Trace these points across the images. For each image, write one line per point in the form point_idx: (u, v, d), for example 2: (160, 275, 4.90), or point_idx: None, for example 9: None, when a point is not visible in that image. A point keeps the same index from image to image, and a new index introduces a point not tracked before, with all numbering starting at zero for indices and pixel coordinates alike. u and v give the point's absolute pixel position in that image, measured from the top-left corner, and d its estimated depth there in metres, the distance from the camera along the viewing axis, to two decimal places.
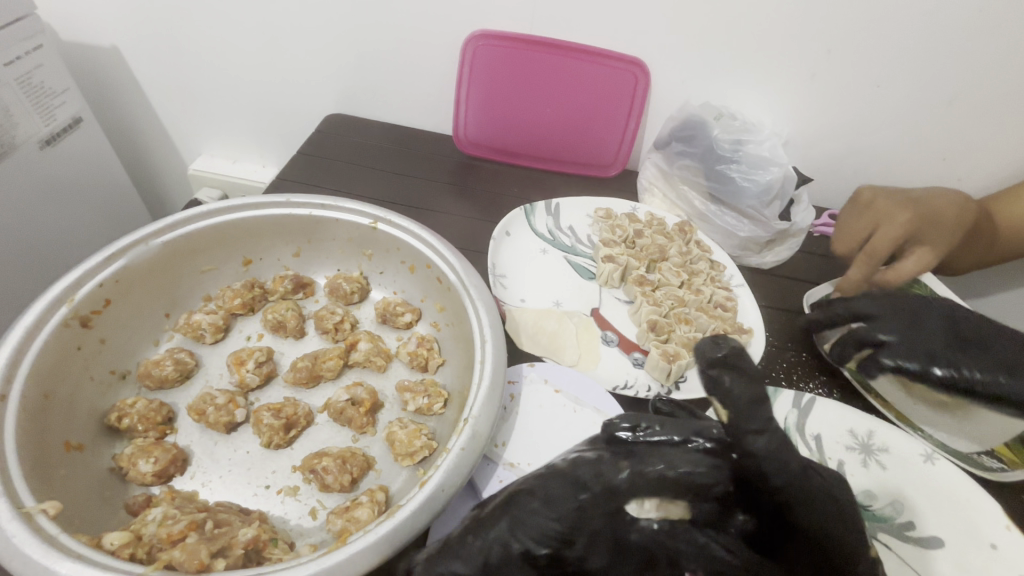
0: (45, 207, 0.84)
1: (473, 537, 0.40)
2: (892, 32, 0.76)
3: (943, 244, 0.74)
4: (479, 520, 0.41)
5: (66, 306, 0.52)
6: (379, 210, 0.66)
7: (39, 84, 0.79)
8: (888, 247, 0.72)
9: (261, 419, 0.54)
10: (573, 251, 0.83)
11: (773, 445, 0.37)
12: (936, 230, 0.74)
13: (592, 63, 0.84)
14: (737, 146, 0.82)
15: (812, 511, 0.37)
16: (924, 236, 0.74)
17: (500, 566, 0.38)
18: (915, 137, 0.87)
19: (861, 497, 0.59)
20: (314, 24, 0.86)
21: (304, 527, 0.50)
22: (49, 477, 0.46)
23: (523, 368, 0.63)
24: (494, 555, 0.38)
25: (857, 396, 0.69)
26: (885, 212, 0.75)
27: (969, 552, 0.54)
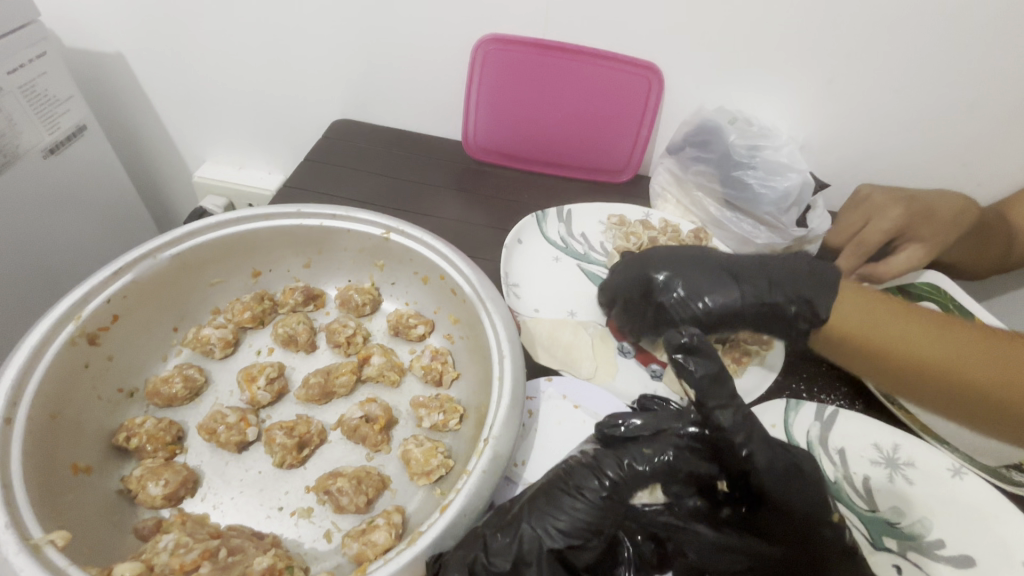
0: (49, 216, 0.82)
1: (503, 533, 0.43)
2: (913, 34, 0.74)
3: (937, 237, 0.74)
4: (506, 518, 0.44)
5: (73, 324, 0.51)
6: (392, 220, 0.65)
7: (43, 92, 0.77)
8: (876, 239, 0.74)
9: (273, 438, 0.53)
10: (586, 259, 0.82)
11: (737, 419, 0.45)
12: (930, 225, 0.74)
13: (605, 68, 0.82)
14: (754, 152, 0.81)
15: (785, 486, 0.44)
16: (916, 231, 0.75)
17: (530, 556, 0.42)
18: (936, 141, 0.85)
19: (889, 513, 0.57)
20: (322, 30, 0.85)
21: (319, 551, 0.49)
22: (57, 503, 0.44)
23: (540, 384, 0.61)
24: (525, 545, 0.42)
25: (881, 407, 0.67)
26: (876, 205, 0.77)
27: (1004, 573, 0.53)
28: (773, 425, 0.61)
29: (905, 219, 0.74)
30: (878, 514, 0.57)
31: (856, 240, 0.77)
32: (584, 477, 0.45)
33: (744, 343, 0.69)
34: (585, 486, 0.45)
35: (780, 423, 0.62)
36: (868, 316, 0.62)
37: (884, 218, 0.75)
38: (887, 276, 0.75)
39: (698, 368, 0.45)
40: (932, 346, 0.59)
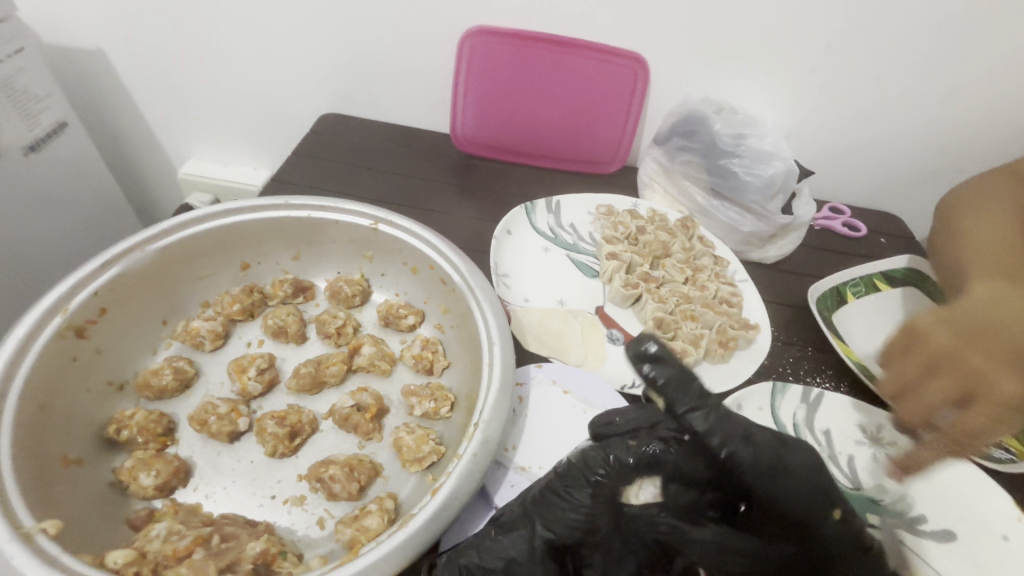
0: (31, 216, 0.82)
1: (501, 535, 0.44)
2: (890, 24, 0.75)
3: None
4: (511, 522, 0.44)
5: (61, 316, 0.51)
6: (381, 211, 0.65)
7: (22, 89, 0.76)
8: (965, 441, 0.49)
9: (265, 428, 0.53)
10: (575, 249, 0.82)
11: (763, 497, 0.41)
12: None
13: (591, 59, 0.83)
14: (739, 140, 0.82)
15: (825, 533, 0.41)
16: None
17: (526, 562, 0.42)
18: (916, 129, 0.86)
19: (873, 491, 0.58)
20: (306, 22, 0.85)
21: (312, 538, 0.49)
22: (49, 494, 0.44)
23: (530, 370, 0.62)
24: (522, 551, 0.43)
25: (865, 389, 0.68)
26: (965, 364, 0.48)
27: (981, 544, 0.54)
28: (760, 408, 0.61)
29: (1010, 394, 0.47)
30: (862, 492, 0.58)
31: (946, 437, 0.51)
32: (574, 483, 0.44)
33: (732, 329, 0.70)
34: (580, 493, 0.44)
35: (767, 406, 0.62)
36: (970, 336, 0.50)
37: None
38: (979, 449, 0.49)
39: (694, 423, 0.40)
40: (1012, 371, 0.48)
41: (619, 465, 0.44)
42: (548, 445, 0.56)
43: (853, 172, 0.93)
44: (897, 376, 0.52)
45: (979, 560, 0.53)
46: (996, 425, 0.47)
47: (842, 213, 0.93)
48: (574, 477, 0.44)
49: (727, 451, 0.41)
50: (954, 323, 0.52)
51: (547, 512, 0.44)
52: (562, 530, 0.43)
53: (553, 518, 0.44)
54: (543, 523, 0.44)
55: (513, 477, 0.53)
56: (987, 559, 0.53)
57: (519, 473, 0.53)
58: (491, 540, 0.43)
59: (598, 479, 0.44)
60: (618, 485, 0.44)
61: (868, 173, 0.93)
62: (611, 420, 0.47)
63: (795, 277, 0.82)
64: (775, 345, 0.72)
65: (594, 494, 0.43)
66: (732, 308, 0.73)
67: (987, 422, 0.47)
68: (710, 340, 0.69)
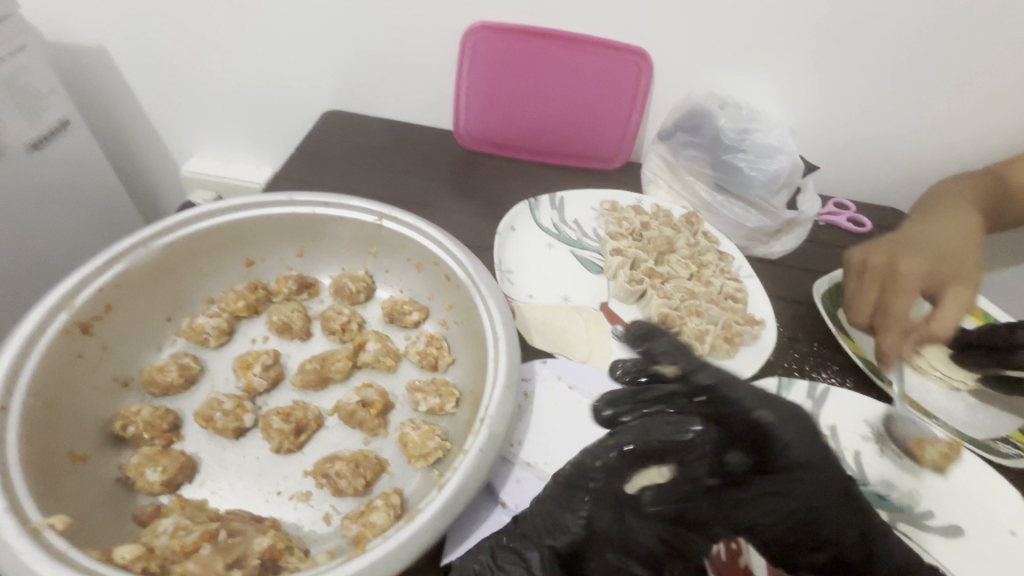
0: (34, 213, 0.82)
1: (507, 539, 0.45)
2: (896, 17, 0.75)
3: (969, 280, 0.69)
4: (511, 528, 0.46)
5: (66, 313, 0.51)
6: (385, 207, 0.65)
7: (24, 87, 0.76)
8: (937, 330, 0.65)
9: (270, 424, 0.53)
10: (579, 245, 0.82)
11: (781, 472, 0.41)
12: (950, 267, 0.70)
13: (595, 54, 0.82)
14: (744, 135, 0.81)
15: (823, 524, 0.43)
16: (941, 286, 0.68)
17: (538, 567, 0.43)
18: (922, 123, 0.86)
19: (879, 486, 0.58)
20: (308, 19, 0.84)
21: (318, 534, 0.49)
22: (56, 490, 0.44)
23: (535, 366, 0.62)
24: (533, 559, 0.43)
25: (872, 385, 0.67)
26: (889, 270, 0.70)
27: (989, 540, 0.54)
28: None
29: (924, 277, 0.68)
30: (869, 487, 0.58)
31: (919, 334, 0.66)
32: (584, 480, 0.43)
33: (737, 325, 0.70)
34: (588, 489, 0.43)
35: None
36: (891, 250, 0.73)
37: (960, 261, 0.71)
38: (946, 334, 0.64)
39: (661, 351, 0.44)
40: (921, 259, 0.70)
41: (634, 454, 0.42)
42: (554, 441, 0.56)
43: (858, 168, 0.93)
44: (866, 301, 0.69)
45: (986, 555, 0.53)
46: (959, 304, 0.65)
47: (847, 208, 0.92)
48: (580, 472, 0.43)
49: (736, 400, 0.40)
50: (877, 250, 0.73)
51: (561, 514, 0.44)
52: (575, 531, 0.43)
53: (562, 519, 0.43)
54: (550, 527, 0.44)
55: (519, 473, 0.53)
56: (996, 554, 0.53)
57: (525, 469, 0.53)
58: (509, 543, 0.44)
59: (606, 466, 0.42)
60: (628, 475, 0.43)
61: (873, 168, 0.92)
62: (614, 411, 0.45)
63: (801, 272, 0.82)
64: (780, 341, 0.71)
65: (603, 484, 0.43)
66: (737, 304, 0.73)
67: (952, 314, 0.65)
68: (716, 335, 0.69)
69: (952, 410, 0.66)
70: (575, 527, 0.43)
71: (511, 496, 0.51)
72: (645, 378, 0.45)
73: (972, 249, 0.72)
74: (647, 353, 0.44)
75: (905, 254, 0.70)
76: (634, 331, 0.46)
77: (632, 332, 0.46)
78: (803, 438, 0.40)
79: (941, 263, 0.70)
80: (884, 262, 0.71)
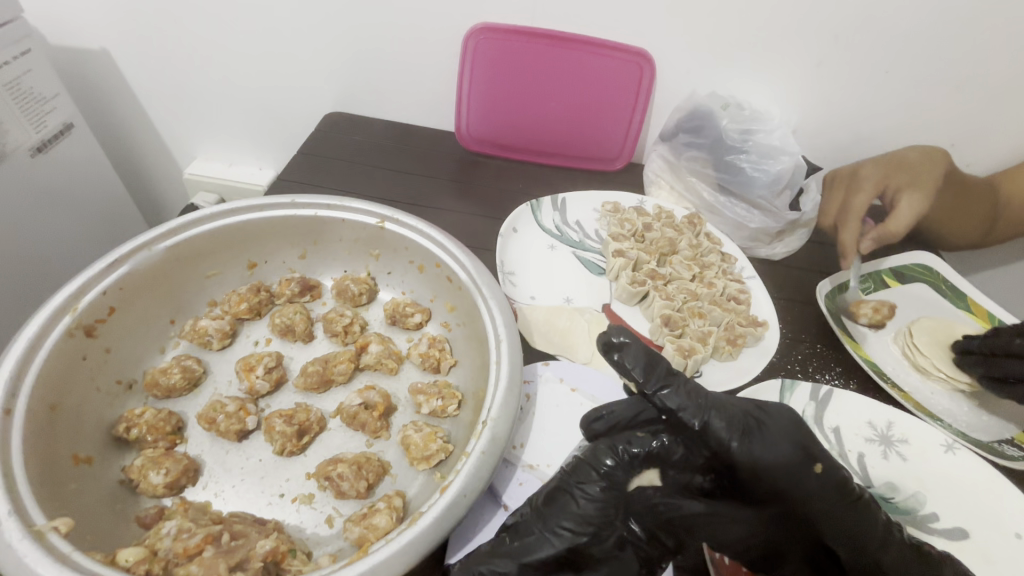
0: (38, 216, 0.82)
1: (512, 539, 0.43)
2: (899, 17, 0.75)
3: (927, 185, 0.78)
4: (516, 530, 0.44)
5: (70, 316, 0.51)
6: (387, 209, 0.65)
7: (28, 90, 0.77)
8: (891, 228, 0.76)
9: (273, 426, 0.53)
10: (581, 247, 0.82)
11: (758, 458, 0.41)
12: (909, 175, 0.79)
13: (596, 55, 0.82)
14: (746, 136, 0.81)
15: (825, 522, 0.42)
16: (899, 186, 0.79)
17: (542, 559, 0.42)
18: (926, 123, 0.86)
19: (883, 489, 0.57)
20: (309, 21, 0.85)
21: (320, 536, 0.49)
22: (60, 492, 0.45)
23: (537, 367, 0.62)
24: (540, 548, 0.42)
25: (876, 386, 0.67)
26: (852, 178, 0.82)
27: (995, 542, 0.53)
28: (769, 405, 0.61)
29: (879, 179, 0.79)
30: (873, 489, 0.57)
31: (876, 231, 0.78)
32: (589, 482, 0.43)
33: (740, 326, 0.70)
34: (594, 488, 0.43)
35: (776, 404, 0.62)
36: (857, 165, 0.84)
37: (924, 167, 0.79)
38: (895, 231, 0.76)
39: (626, 360, 0.44)
40: (877, 167, 0.81)
41: (633, 459, 0.44)
42: (557, 444, 0.56)
43: None
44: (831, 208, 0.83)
45: (992, 557, 0.53)
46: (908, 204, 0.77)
47: None
48: (586, 471, 0.44)
49: (702, 422, 0.42)
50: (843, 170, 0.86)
51: (561, 512, 0.43)
52: (577, 529, 0.42)
53: (564, 520, 0.43)
54: (556, 512, 0.43)
55: (522, 475, 0.53)
56: (1001, 557, 0.53)
57: (527, 471, 0.53)
58: (509, 546, 0.43)
59: (608, 471, 0.44)
60: (629, 477, 0.44)
61: None
62: (599, 416, 0.48)
63: (803, 273, 0.81)
64: (783, 342, 0.71)
65: (607, 486, 0.43)
66: (740, 305, 0.73)
67: (903, 215, 0.76)
68: (719, 337, 0.68)
69: (955, 411, 0.66)
70: (576, 526, 0.42)
71: (513, 498, 0.51)
72: (615, 356, 0.44)
73: (937, 165, 0.79)
74: (616, 366, 0.45)
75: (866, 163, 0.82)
76: (609, 343, 0.45)
77: (607, 342, 0.45)
78: (789, 456, 0.41)
79: (898, 171, 0.79)
80: (851, 172, 0.83)
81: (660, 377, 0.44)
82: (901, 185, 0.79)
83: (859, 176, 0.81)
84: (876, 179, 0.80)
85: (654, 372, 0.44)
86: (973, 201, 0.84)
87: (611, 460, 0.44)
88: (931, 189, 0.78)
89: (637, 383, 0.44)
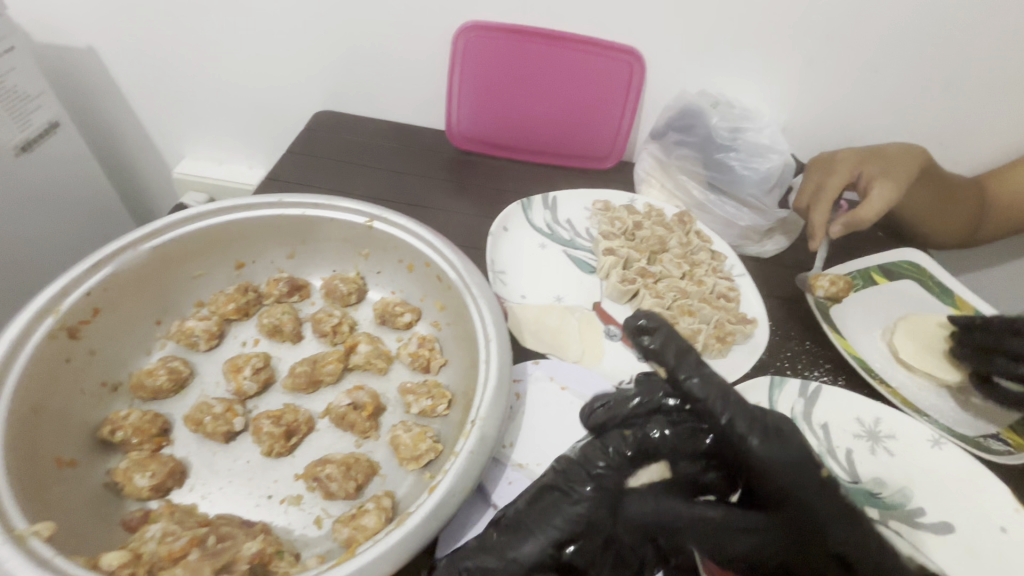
0: (23, 215, 0.81)
1: (497, 532, 0.43)
2: (887, 16, 0.75)
3: (905, 176, 0.76)
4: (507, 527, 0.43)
5: (53, 317, 0.50)
6: (376, 209, 0.65)
7: (13, 88, 0.75)
8: (862, 212, 0.74)
9: (261, 427, 0.53)
10: (572, 245, 0.82)
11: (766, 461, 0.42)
12: (888, 164, 0.77)
13: (587, 53, 0.82)
14: (736, 134, 0.81)
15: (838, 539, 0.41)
16: (877, 172, 0.77)
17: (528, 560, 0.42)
18: (914, 122, 0.86)
19: (871, 484, 0.58)
20: (299, 18, 0.84)
21: (309, 537, 0.49)
22: (43, 496, 0.44)
23: (527, 366, 0.62)
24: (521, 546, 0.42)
25: (863, 382, 0.68)
26: (831, 162, 0.80)
27: (980, 536, 0.54)
28: (758, 402, 0.61)
29: (856, 163, 0.78)
30: (860, 485, 0.58)
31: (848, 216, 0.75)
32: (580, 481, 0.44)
33: (730, 324, 0.70)
34: (583, 488, 0.44)
35: (765, 400, 0.62)
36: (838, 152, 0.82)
37: (902, 159, 0.78)
38: (866, 215, 0.73)
39: (658, 345, 0.47)
40: (855, 153, 0.79)
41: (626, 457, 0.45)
42: (547, 442, 0.56)
43: None
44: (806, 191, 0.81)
45: (977, 552, 0.53)
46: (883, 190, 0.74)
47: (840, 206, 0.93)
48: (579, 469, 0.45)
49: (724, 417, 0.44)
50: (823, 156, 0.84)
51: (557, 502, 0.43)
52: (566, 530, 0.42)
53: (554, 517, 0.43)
54: (542, 520, 0.43)
55: (511, 474, 0.53)
56: (987, 550, 0.53)
57: (517, 470, 0.53)
58: (494, 539, 0.43)
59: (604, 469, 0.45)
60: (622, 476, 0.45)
61: None
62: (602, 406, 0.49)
63: (793, 271, 0.82)
64: (773, 339, 0.71)
65: (597, 487, 0.44)
66: (730, 303, 0.73)
67: (876, 200, 0.74)
68: (708, 334, 0.68)
69: (942, 407, 0.67)
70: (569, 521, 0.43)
71: (503, 498, 0.51)
72: (648, 340, 0.47)
73: (915, 159, 0.78)
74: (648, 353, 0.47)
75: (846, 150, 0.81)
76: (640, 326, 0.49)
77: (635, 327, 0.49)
78: (795, 462, 0.43)
79: (876, 158, 0.78)
80: (829, 157, 0.81)
81: (690, 365, 0.46)
82: (878, 170, 0.77)
83: (837, 160, 0.79)
84: (854, 163, 0.78)
85: (682, 360, 0.46)
86: (957, 203, 0.85)
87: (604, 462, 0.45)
88: (905, 181, 0.75)
89: (669, 367, 0.47)
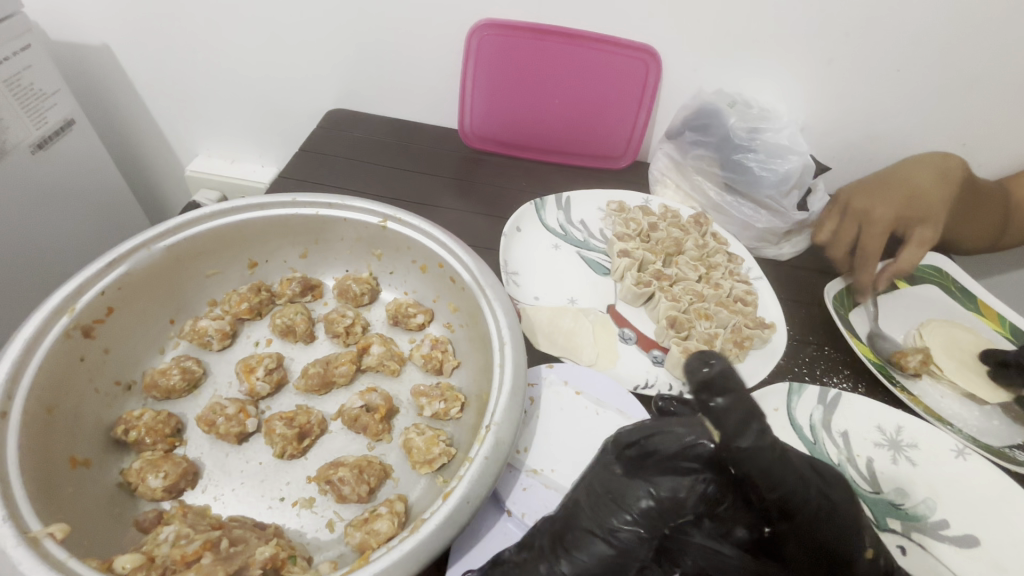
0: (39, 212, 0.81)
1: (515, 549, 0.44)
2: (914, 13, 0.73)
3: (942, 216, 0.73)
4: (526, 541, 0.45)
5: (68, 316, 0.50)
6: (389, 208, 0.64)
7: (29, 86, 0.76)
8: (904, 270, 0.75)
9: (274, 429, 0.53)
10: (585, 246, 0.81)
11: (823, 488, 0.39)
12: (923, 207, 0.73)
13: (602, 52, 0.81)
14: (754, 134, 0.79)
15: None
16: (914, 221, 0.73)
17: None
18: (937, 122, 0.84)
19: (892, 495, 0.56)
20: (312, 16, 0.83)
21: (321, 541, 0.48)
22: (57, 496, 0.44)
23: (541, 370, 0.61)
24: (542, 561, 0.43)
25: (886, 390, 0.66)
26: (862, 213, 0.75)
27: (1007, 550, 0.52)
28: (776, 409, 0.60)
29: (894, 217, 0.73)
30: (882, 495, 0.56)
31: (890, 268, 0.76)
32: (609, 513, 0.41)
33: (747, 328, 0.68)
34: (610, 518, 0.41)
35: (783, 407, 0.61)
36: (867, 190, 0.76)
37: (940, 196, 0.73)
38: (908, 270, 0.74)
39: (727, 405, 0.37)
40: (885, 203, 0.74)
41: (671, 502, 0.40)
42: (562, 447, 0.55)
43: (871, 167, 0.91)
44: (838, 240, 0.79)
45: (1005, 566, 0.52)
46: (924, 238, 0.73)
47: None
48: (611, 508, 0.41)
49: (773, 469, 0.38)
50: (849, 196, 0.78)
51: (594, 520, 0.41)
52: (597, 565, 0.40)
53: (582, 550, 0.41)
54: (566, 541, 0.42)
55: (525, 480, 0.52)
56: (1014, 565, 0.52)
57: (531, 476, 0.52)
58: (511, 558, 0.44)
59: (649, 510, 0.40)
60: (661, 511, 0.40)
61: None
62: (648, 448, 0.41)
63: (811, 274, 0.80)
64: (791, 344, 0.70)
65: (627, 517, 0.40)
66: (747, 307, 0.72)
67: (915, 254, 0.74)
68: (725, 339, 0.68)
69: (966, 415, 0.65)
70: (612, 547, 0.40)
71: (516, 503, 0.50)
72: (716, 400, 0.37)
73: (951, 185, 0.73)
74: (702, 402, 0.38)
75: (874, 195, 0.75)
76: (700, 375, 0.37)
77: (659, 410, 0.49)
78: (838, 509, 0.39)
79: (912, 206, 0.73)
80: (857, 204, 0.76)
81: (753, 437, 0.36)
82: (917, 219, 0.73)
83: (869, 213, 0.75)
84: (889, 217, 0.73)
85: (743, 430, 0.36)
86: (985, 210, 0.82)
87: (649, 499, 0.40)
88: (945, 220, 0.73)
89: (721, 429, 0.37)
